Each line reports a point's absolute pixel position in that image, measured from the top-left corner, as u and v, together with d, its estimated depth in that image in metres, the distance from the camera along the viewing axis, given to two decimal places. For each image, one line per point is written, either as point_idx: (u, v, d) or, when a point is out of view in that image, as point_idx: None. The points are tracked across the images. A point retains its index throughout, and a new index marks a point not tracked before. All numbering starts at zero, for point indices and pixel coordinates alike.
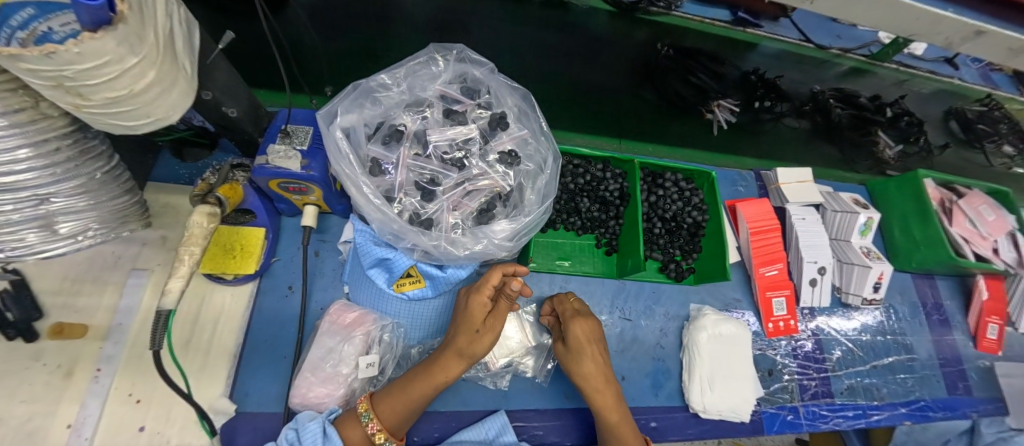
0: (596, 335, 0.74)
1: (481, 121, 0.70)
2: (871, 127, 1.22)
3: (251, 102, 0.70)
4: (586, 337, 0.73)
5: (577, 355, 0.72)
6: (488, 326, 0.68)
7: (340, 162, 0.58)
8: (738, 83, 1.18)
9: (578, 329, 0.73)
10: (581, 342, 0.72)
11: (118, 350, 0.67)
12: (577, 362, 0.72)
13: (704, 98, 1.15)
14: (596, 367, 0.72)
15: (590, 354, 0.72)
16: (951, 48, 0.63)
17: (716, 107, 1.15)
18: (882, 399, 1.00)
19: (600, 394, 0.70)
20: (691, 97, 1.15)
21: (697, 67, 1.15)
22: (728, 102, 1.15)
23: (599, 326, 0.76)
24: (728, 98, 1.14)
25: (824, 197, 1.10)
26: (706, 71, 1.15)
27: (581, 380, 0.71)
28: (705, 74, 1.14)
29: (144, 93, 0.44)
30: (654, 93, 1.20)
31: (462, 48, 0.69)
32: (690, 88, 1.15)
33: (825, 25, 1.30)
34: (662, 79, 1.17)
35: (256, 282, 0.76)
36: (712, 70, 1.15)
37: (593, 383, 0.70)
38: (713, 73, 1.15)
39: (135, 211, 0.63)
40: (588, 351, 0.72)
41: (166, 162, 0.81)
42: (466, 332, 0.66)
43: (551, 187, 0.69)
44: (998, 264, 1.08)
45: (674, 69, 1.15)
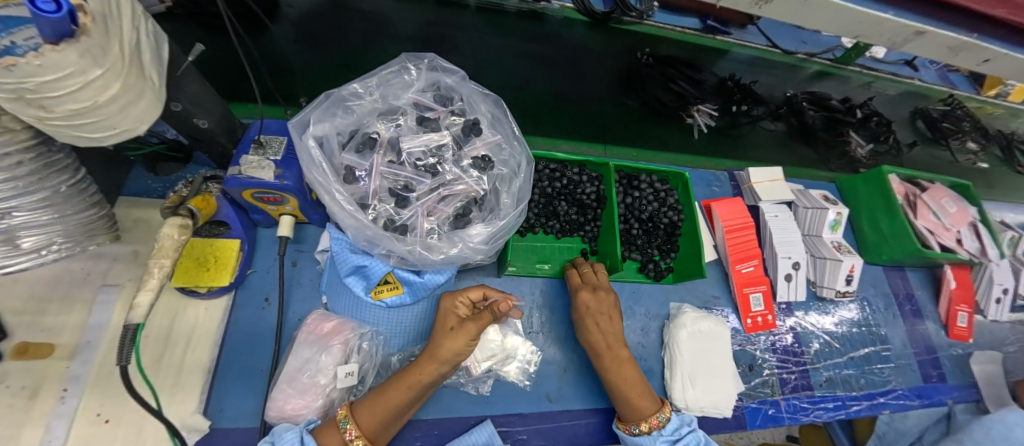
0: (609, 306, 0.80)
1: (455, 128, 0.72)
2: (844, 129, 1.24)
3: (225, 114, 0.70)
4: (602, 305, 0.79)
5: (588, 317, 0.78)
6: (467, 321, 0.68)
7: (313, 170, 0.58)
8: (715, 89, 1.20)
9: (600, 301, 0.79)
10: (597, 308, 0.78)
11: (86, 369, 0.65)
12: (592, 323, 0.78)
13: (683, 103, 1.14)
14: (604, 333, 0.77)
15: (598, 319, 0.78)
16: (897, 48, 0.66)
17: (695, 112, 1.15)
18: (860, 389, 1.03)
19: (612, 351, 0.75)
20: (671, 103, 1.15)
21: (677, 74, 1.15)
22: (708, 106, 1.16)
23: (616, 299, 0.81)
24: (707, 102, 1.15)
25: (795, 194, 1.13)
26: (686, 78, 1.15)
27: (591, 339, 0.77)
28: (686, 82, 1.14)
29: (109, 105, 0.45)
30: (636, 100, 1.20)
31: (432, 57, 0.72)
32: (670, 94, 1.16)
33: (791, 32, 1.36)
34: (644, 86, 1.16)
35: (232, 294, 0.75)
36: (691, 77, 1.15)
37: (601, 343, 0.76)
38: (692, 80, 1.15)
39: (103, 225, 0.62)
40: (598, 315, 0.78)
41: (139, 176, 0.81)
42: (442, 331, 0.67)
43: (525, 190, 0.70)
44: (962, 254, 1.12)
45: (654, 77, 1.15)
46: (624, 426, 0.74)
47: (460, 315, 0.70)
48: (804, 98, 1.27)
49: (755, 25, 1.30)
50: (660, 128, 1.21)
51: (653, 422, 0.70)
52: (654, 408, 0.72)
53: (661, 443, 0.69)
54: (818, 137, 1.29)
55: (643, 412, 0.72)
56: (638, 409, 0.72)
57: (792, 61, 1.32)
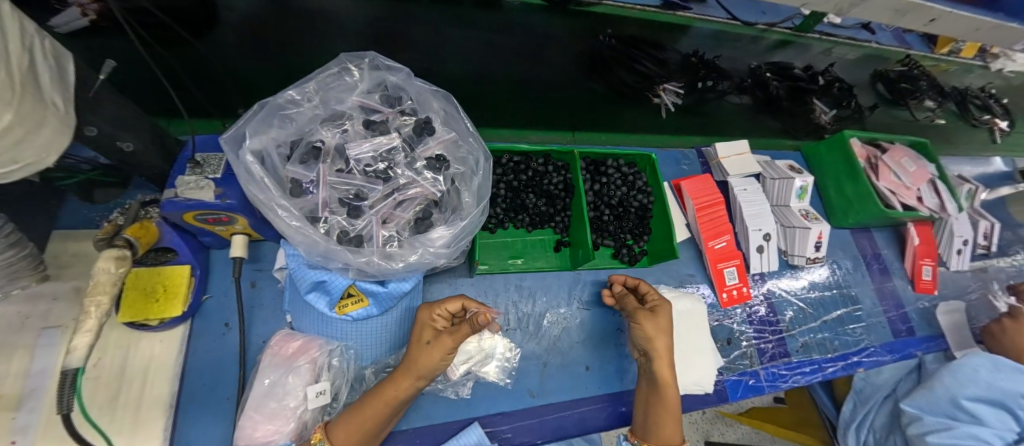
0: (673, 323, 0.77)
1: (406, 129, 0.69)
2: (808, 97, 1.25)
3: (156, 133, 0.65)
4: (669, 322, 0.75)
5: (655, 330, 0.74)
6: (443, 334, 0.64)
7: (252, 187, 0.55)
8: (680, 67, 1.17)
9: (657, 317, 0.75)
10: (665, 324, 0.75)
11: (34, 418, 0.61)
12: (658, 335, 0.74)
13: (649, 84, 1.14)
14: (666, 348, 0.74)
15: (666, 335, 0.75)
16: (845, 13, 0.66)
17: (661, 92, 1.15)
18: (835, 351, 1.06)
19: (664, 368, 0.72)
20: (637, 85, 1.14)
21: (640, 55, 1.12)
22: (673, 85, 1.14)
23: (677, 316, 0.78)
24: (672, 81, 1.13)
25: (762, 167, 1.14)
26: (650, 58, 1.13)
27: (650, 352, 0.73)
28: (650, 62, 1.12)
29: (2, 137, 0.40)
30: (602, 85, 1.19)
31: (373, 55, 0.67)
32: (635, 75, 1.13)
33: (751, 4, 1.32)
34: (608, 69, 1.14)
35: (188, 323, 0.71)
36: (655, 56, 1.13)
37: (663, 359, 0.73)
38: (656, 59, 1.13)
39: (27, 264, 0.57)
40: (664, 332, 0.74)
41: (73, 206, 0.75)
42: (419, 345, 0.64)
43: (485, 187, 0.68)
44: (924, 211, 1.15)
45: (618, 59, 1.12)
46: (640, 439, 0.74)
47: (439, 328, 0.66)
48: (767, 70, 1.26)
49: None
50: (627, 109, 1.25)
51: None
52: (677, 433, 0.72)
53: None
54: (783, 108, 1.29)
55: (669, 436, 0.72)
56: (664, 430, 0.72)
57: (753, 33, 1.25)
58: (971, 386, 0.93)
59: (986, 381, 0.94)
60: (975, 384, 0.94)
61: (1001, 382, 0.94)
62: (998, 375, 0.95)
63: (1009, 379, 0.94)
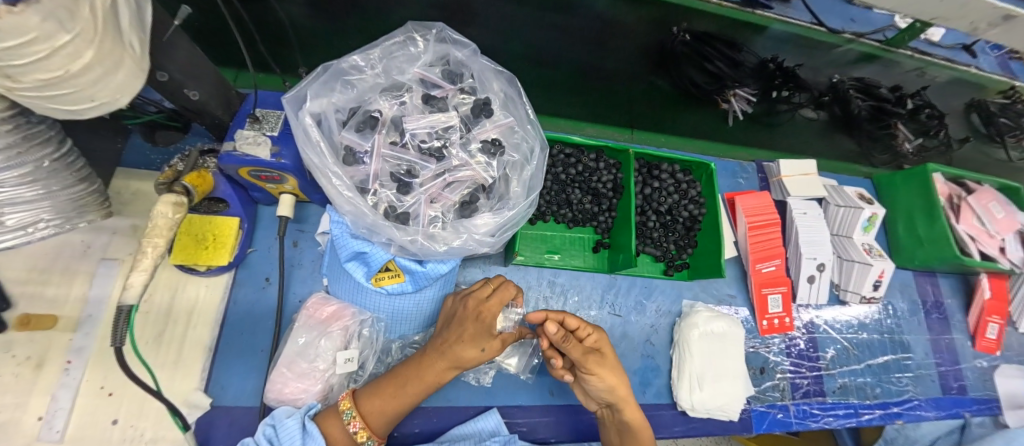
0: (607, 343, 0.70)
1: (464, 108, 0.66)
2: (892, 120, 1.14)
3: (220, 84, 0.66)
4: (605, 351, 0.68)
5: (608, 365, 0.68)
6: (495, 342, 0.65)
7: (309, 151, 0.54)
8: (754, 71, 1.06)
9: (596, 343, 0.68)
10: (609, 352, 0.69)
11: (89, 342, 0.65)
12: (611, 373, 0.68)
13: (719, 86, 1.06)
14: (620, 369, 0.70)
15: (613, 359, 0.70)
16: (976, 34, 0.58)
17: (731, 97, 1.07)
18: (875, 398, 0.99)
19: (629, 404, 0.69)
20: (705, 86, 1.07)
21: (713, 53, 1.03)
22: (746, 92, 1.06)
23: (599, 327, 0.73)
24: (744, 87, 1.05)
25: (827, 190, 1.06)
26: (725, 57, 1.03)
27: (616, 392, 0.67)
28: (724, 62, 1.03)
29: (85, 74, 0.41)
30: (667, 82, 1.14)
31: (441, 27, 0.64)
32: (705, 75, 1.07)
33: (840, 7, 1.19)
34: (676, 65, 1.06)
35: (232, 272, 0.74)
36: (731, 57, 1.03)
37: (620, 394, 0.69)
38: (731, 60, 1.03)
39: (94, 200, 0.60)
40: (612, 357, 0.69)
41: (136, 145, 0.78)
42: (469, 348, 0.62)
43: (537, 179, 0.65)
44: (1004, 263, 1.04)
45: (688, 56, 1.03)
46: None
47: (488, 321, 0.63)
48: (851, 85, 1.14)
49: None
50: (688, 111, 1.20)
51: None
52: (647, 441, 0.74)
53: None
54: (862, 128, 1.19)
55: None
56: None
57: (834, 42, 1.13)
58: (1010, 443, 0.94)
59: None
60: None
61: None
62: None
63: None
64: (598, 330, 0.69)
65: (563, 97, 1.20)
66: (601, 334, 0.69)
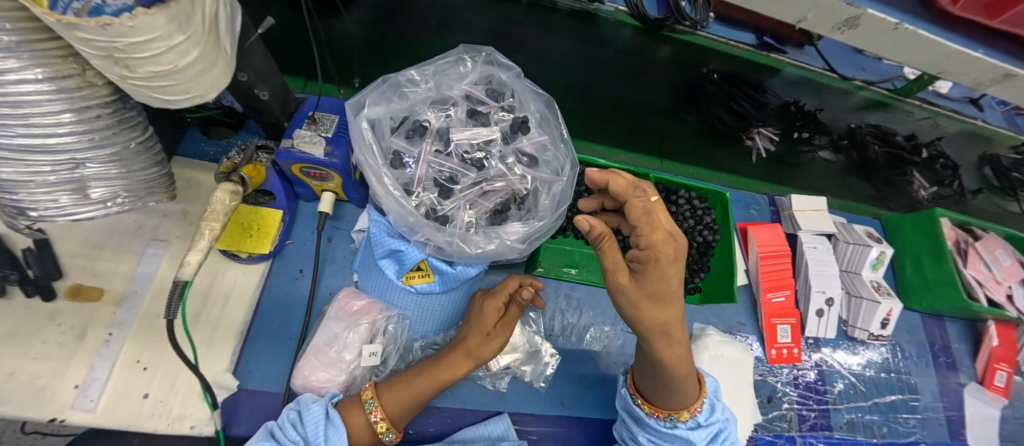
0: (679, 258, 0.53)
1: (503, 124, 0.71)
2: (907, 167, 1.21)
3: (282, 87, 0.72)
4: (673, 268, 0.52)
5: (657, 292, 0.53)
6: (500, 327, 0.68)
7: (364, 152, 0.59)
8: (776, 113, 1.17)
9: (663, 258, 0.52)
10: (669, 279, 0.52)
11: (130, 317, 0.69)
12: (655, 301, 0.54)
13: (745, 125, 1.13)
14: (682, 305, 0.54)
15: (677, 289, 0.53)
16: (980, 89, 0.62)
17: (756, 135, 1.16)
18: (882, 437, 0.99)
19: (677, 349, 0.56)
20: (733, 124, 1.14)
21: (740, 94, 1.13)
22: (768, 131, 1.15)
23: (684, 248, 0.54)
24: (768, 126, 1.14)
25: (837, 227, 1.09)
26: (749, 98, 1.13)
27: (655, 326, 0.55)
28: (748, 103, 1.12)
29: (186, 71, 0.46)
30: (696, 116, 1.23)
31: (491, 51, 0.71)
32: (732, 114, 1.14)
33: (850, 56, 1.26)
34: (705, 104, 1.16)
35: (269, 262, 0.78)
36: (755, 98, 1.12)
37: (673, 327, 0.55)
38: (755, 102, 1.13)
39: (162, 183, 0.64)
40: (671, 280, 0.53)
41: (192, 137, 0.84)
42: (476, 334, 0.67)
43: (566, 193, 0.70)
44: (1011, 311, 1.06)
45: (717, 95, 1.13)
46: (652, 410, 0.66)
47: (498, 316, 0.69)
48: (868, 132, 1.24)
49: (812, 47, 1.19)
50: (716, 148, 1.25)
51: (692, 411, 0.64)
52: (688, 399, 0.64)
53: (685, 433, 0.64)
54: (879, 174, 1.27)
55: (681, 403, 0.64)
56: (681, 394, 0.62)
57: (847, 88, 1.22)
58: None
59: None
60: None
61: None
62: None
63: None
64: (674, 249, 0.52)
65: (597, 126, 1.24)
66: (669, 251, 0.51)
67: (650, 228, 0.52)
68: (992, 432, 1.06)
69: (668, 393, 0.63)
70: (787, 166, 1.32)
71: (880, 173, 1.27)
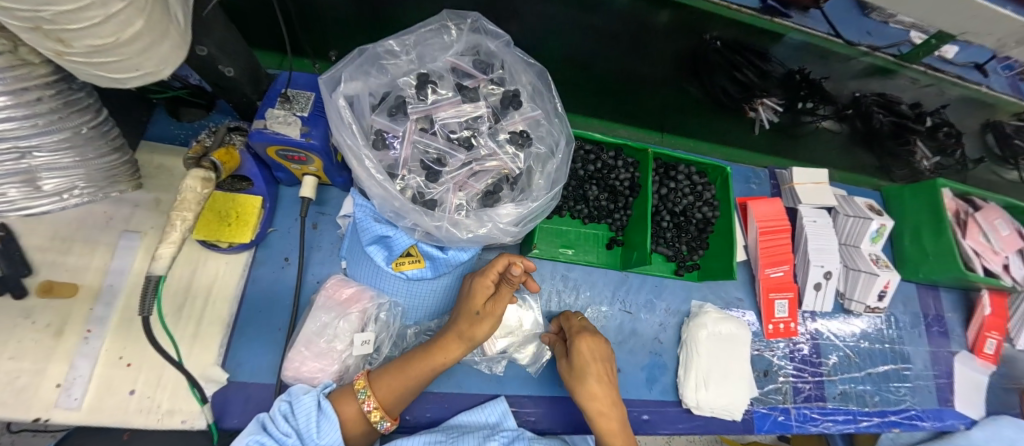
0: (600, 354, 0.71)
1: (492, 98, 0.67)
2: (911, 137, 1.18)
3: (251, 62, 0.66)
4: (591, 354, 0.70)
5: (580, 373, 0.69)
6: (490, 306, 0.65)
7: (343, 133, 0.55)
8: (781, 82, 1.12)
9: (581, 347, 0.71)
10: (586, 360, 0.70)
11: (109, 312, 0.66)
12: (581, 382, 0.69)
13: (749, 95, 1.10)
14: (602, 387, 0.68)
15: (596, 375, 0.69)
16: (1000, 51, 0.59)
17: (759, 106, 1.12)
18: (874, 406, 1.01)
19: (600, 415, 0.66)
20: (736, 95, 1.11)
21: (744, 63, 1.07)
22: (773, 101, 1.11)
23: (605, 348, 0.72)
24: (772, 97, 1.10)
25: (838, 200, 1.07)
26: (753, 67, 1.08)
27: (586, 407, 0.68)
28: (752, 71, 1.07)
29: (132, 44, 0.41)
30: (699, 88, 1.18)
31: (477, 17, 0.65)
32: (735, 85, 1.10)
33: (857, 19, 1.20)
34: (709, 75, 1.11)
35: (252, 251, 0.74)
36: (759, 66, 1.07)
37: (596, 399, 0.67)
38: (759, 70, 1.08)
39: (125, 170, 0.60)
40: (592, 368, 0.69)
41: (160, 120, 0.78)
42: (466, 315, 0.65)
43: (561, 172, 0.66)
44: (1006, 280, 1.06)
45: (722, 65, 1.07)
46: None
47: (488, 295, 0.65)
48: (872, 101, 1.20)
49: (817, 10, 1.13)
50: (719, 120, 1.26)
51: None
52: None
53: None
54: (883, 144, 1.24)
55: None
56: None
57: (851, 54, 1.15)
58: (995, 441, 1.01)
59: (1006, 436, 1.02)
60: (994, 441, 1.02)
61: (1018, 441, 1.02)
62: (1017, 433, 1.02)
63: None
64: (588, 340, 0.72)
65: (593, 100, 1.26)
66: (585, 345, 0.71)
67: (574, 326, 0.76)
68: (981, 398, 1.08)
69: None
70: (789, 136, 1.30)
71: (884, 144, 1.24)
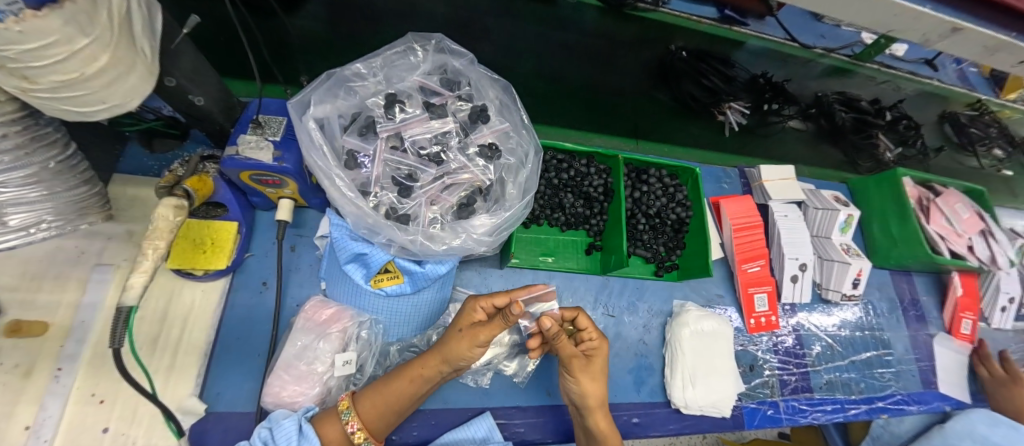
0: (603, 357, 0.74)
1: (461, 114, 0.69)
2: (873, 131, 1.23)
3: (222, 91, 0.68)
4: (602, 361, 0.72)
5: (592, 373, 0.70)
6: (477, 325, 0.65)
7: (313, 153, 0.56)
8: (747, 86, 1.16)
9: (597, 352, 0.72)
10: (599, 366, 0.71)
11: (81, 348, 0.64)
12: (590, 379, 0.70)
13: (716, 100, 1.13)
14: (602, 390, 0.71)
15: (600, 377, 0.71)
16: (929, 45, 0.63)
17: (727, 109, 1.15)
18: (860, 393, 1.02)
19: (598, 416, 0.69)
20: (703, 100, 1.14)
21: (708, 70, 1.11)
22: (740, 105, 1.15)
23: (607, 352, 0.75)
24: (739, 100, 1.14)
25: (806, 194, 1.11)
26: (718, 73, 1.12)
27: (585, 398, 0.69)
28: (717, 77, 1.11)
29: (98, 78, 0.42)
30: (668, 95, 1.23)
31: (440, 38, 0.68)
32: (702, 89, 1.14)
33: (810, 24, 1.28)
34: (677, 81, 1.15)
35: (229, 277, 0.74)
36: (723, 72, 1.11)
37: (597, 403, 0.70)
38: (724, 75, 1.12)
39: (94, 203, 0.61)
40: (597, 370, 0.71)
41: (133, 152, 0.79)
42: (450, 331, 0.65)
43: (532, 181, 0.68)
44: (973, 261, 1.10)
45: (687, 71, 1.12)
46: None
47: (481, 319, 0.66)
48: (835, 99, 1.27)
49: (773, 17, 1.19)
50: (690, 123, 1.27)
51: None
52: None
53: None
54: (847, 139, 1.29)
55: None
56: None
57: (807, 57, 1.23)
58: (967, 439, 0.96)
59: (981, 434, 0.95)
60: (969, 438, 0.96)
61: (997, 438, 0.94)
62: (995, 431, 0.95)
63: (1007, 434, 0.94)
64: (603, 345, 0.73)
65: (568, 111, 1.21)
66: (602, 351, 0.72)
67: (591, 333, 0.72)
68: (963, 379, 1.11)
69: None
70: (756, 136, 1.34)
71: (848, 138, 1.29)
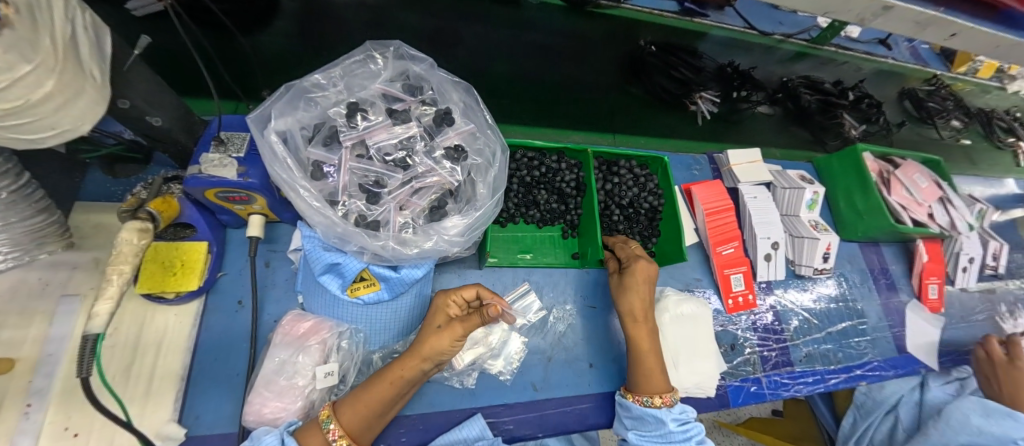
0: (650, 276, 0.80)
1: (426, 118, 0.70)
2: (837, 111, 1.29)
3: (181, 110, 0.67)
4: (642, 276, 0.79)
5: (628, 286, 0.79)
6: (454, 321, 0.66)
7: (276, 167, 0.56)
8: (715, 75, 1.24)
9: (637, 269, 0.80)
10: (637, 281, 0.79)
11: (50, 382, 0.62)
12: (629, 291, 0.79)
13: (687, 90, 1.19)
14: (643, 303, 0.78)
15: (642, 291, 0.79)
16: (866, 24, 0.66)
17: (698, 99, 1.21)
18: (838, 363, 1.06)
19: (636, 323, 0.77)
20: (675, 91, 1.19)
21: (678, 62, 1.18)
22: (710, 94, 1.21)
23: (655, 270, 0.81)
24: (709, 90, 1.20)
25: (773, 175, 1.15)
26: (687, 65, 1.19)
27: (628, 307, 0.78)
28: (687, 69, 1.18)
29: (45, 103, 0.41)
30: (641, 89, 1.26)
31: (398, 45, 0.70)
32: (674, 82, 1.20)
33: (768, 12, 1.33)
34: (648, 75, 1.20)
35: (202, 299, 0.73)
36: (692, 64, 1.18)
37: (635, 313, 0.78)
38: (693, 67, 1.18)
39: (54, 232, 0.61)
40: (638, 287, 0.79)
41: (95, 178, 0.78)
42: (429, 329, 0.66)
43: (501, 180, 0.69)
44: (934, 228, 1.15)
45: (657, 65, 1.19)
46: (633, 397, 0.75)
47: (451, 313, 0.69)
48: (799, 83, 1.32)
49: (731, 8, 1.24)
50: (663, 115, 1.29)
51: (665, 400, 0.71)
52: (666, 389, 0.74)
53: (671, 419, 0.70)
54: (813, 120, 1.35)
55: (656, 389, 0.74)
56: (650, 384, 0.74)
57: (768, 43, 1.26)
58: (965, 433, 0.93)
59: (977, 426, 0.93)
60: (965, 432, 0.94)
61: (994, 429, 0.92)
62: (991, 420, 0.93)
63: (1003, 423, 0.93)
64: (643, 263, 0.80)
65: (545, 110, 1.21)
66: (641, 267, 0.80)
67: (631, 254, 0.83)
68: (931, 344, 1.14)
69: (639, 373, 0.75)
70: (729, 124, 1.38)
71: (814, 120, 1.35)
